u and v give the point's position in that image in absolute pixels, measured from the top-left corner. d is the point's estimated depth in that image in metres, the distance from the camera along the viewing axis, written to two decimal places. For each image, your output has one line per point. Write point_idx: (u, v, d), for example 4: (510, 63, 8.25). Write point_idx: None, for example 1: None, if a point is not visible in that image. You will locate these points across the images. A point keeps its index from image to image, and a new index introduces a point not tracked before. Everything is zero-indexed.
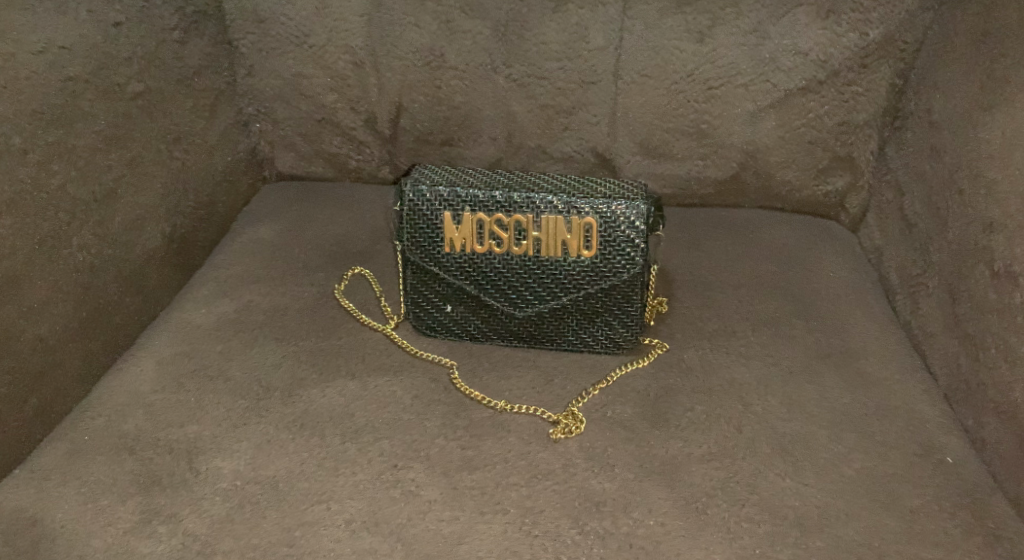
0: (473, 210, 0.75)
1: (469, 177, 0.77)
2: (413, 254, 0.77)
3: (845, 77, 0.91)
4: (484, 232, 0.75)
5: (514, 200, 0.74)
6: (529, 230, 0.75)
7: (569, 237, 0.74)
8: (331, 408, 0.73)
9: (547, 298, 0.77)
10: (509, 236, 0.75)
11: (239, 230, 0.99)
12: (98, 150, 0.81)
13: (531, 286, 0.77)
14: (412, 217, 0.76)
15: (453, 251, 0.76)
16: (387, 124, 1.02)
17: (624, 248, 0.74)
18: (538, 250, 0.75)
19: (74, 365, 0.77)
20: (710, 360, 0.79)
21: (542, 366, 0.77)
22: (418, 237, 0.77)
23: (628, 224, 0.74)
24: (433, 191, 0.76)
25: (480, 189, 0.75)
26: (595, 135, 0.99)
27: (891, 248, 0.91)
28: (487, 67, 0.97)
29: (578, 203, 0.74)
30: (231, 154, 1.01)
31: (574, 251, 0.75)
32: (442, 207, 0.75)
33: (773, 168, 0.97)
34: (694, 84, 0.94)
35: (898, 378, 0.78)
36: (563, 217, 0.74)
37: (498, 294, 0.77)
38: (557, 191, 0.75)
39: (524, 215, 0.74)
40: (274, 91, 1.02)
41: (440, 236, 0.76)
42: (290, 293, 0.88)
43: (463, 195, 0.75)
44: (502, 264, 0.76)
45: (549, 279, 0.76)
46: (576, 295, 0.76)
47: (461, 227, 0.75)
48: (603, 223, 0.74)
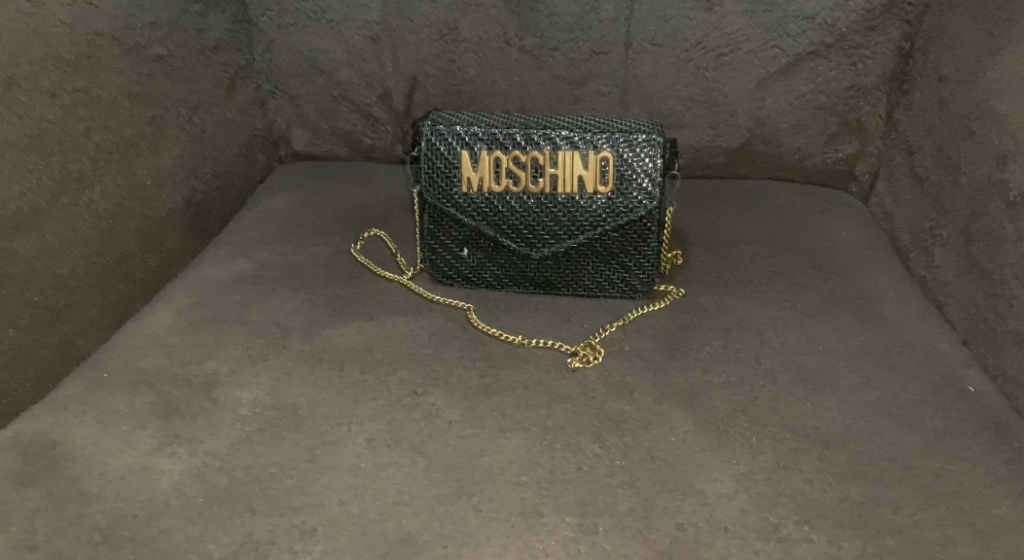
0: (490, 149, 0.76)
1: (486, 118, 0.78)
2: (431, 196, 0.78)
3: (852, 41, 0.93)
4: (501, 171, 0.76)
5: (530, 137, 0.76)
6: (546, 166, 0.76)
7: (586, 173, 0.76)
8: (349, 344, 0.74)
9: (564, 239, 0.77)
10: (526, 175, 0.77)
11: (256, 201, 1.01)
12: (121, 104, 0.82)
13: (548, 227, 0.77)
14: (430, 157, 0.77)
15: (470, 192, 0.77)
16: (402, 99, 1.04)
17: (640, 184, 0.75)
18: (555, 188, 0.76)
19: (93, 309, 0.77)
20: (725, 303, 0.79)
21: (559, 308, 0.77)
22: (436, 178, 0.78)
23: (644, 159, 0.75)
24: (450, 131, 0.77)
25: (497, 127, 0.76)
26: (606, 105, 1.01)
27: (903, 207, 0.91)
28: (500, 40, 0.99)
29: (594, 138, 0.75)
30: (249, 128, 1.02)
31: (590, 188, 0.76)
32: (459, 146, 0.77)
33: (782, 134, 0.99)
34: (704, 52, 0.96)
35: (914, 319, 0.78)
36: (580, 152, 0.75)
37: (515, 235, 0.78)
38: (574, 128, 0.76)
39: (541, 152, 0.76)
40: (292, 68, 1.04)
41: (457, 176, 0.77)
42: (307, 251, 0.89)
43: (480, 134, 0.76)
44: (519, 204, 0.77)
45: (566, 219, 0.77)
46: (592, 235, 0.77)
47: (479, 166, 0.77)
48: (619, 158, 0.75)
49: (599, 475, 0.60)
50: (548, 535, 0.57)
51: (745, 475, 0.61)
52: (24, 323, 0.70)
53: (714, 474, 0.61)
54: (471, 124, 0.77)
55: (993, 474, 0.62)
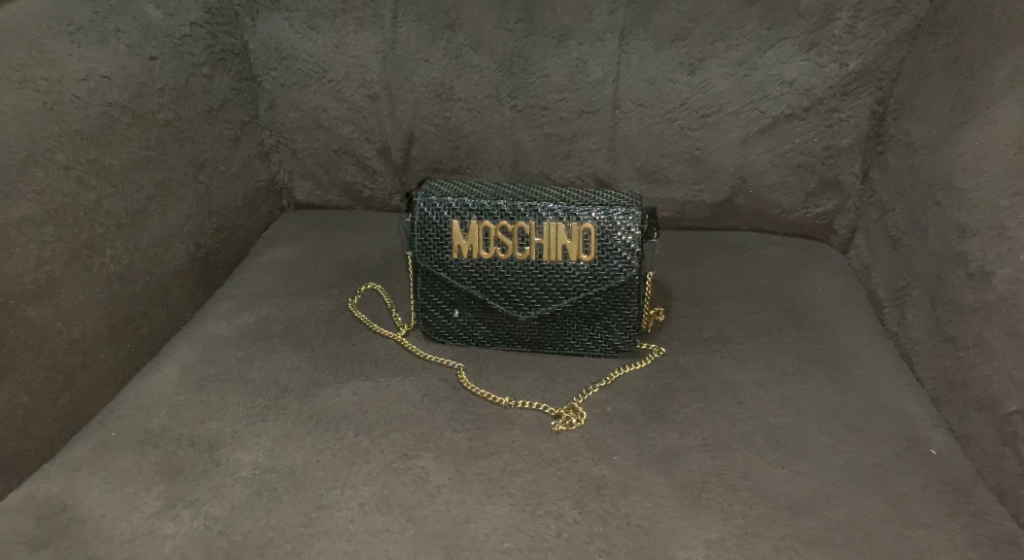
0: (479, 219, 0.80)
1: (476, 188, 0.82)
2: (424, 260, 0.82)
3: (829, 104, 0.97)
4: (489, 239, 0.81)
5: (517, 208, 0.80)
6: (532, 236, 0.80)
7: (569, 242, 0.79)
8: (346, 405, 0.78)
9: (549, 302, 0.81)
10: (513, 243, 0.81)
11: (260, 252, 1.05)
12: (131, 171, 0.87)
13: (534, 291, 0.81)
14: (423, 225, 0.81)
15: (461, 258, 0.81)
16: (400, 153, 1.08)
17: (622, 252, 0.79)
18: (540, 255, 0.80)
19: (103, 369, 0.81)
20: (705, 362, 0.83)
21: (546, 368, 0.81)
22: (428, 244, 0.82)
23: (624, 230, 0.79)
24: (442, 201, 0.81)
25: (486, 198, 0.81)
26: (596, 161, 1.05)
27: (879, 264, 0.95)
28: (493, 99, 1.03)
29: (577, 210, 0.79)
30: (252, 182, 1.07)
31: (574, 256, 0.80)
32: (450, 216, 0.81)
33: (764, 190, 1.02)
34: (688, 113, 1.00)
35: (885, 379, 0.82)
36: (564, 224, 0.79)
37: (503, 298, 0.82)
38: (558, 200, 0.80)
39: (527, 222, 0.80)
40: (293, 123, 1.08)
41: (448, 243, 0.81)
42: (307, 306, 0.93)
43: (470, 205, 0.80)
44: (507, 269, 0.81)
45: (551, 284, 0.81)
46: (576, 299, 0.81)
47: (469, 234, 0.81)
48: (601, 228, 0.79)
49: (578, 542, 0.65)
50: None
51: (716, 541, 0.65)
52: (38, 387, 0.74)
53: (687, 541, 0.65)
54: (462, 195, 0.81)
55: (950, 541, 0.66)
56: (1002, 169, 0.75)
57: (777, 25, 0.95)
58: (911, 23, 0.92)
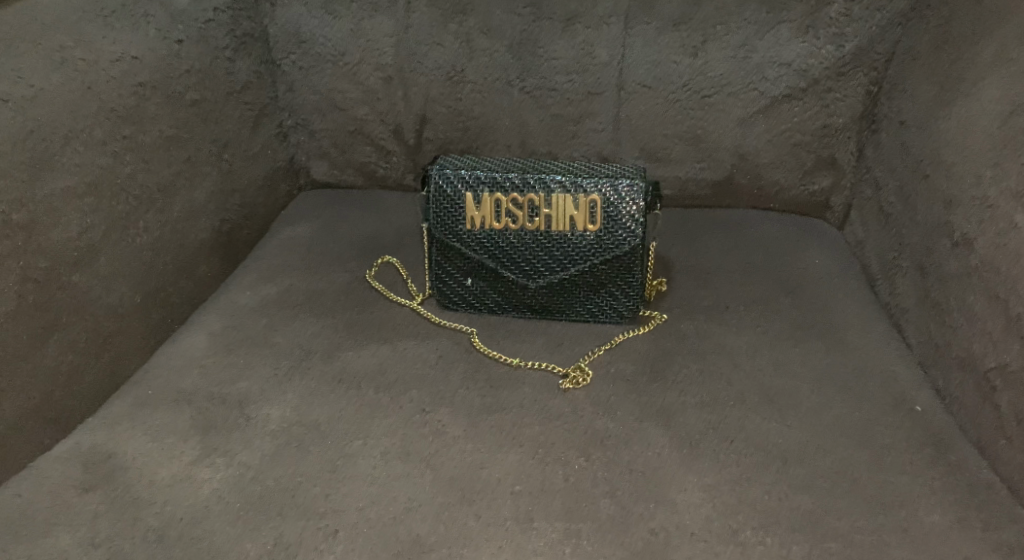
0: (491, 191, 0.84)
1: (488, 163, 0.86)
2: (439, 231, 0.86)
3: (825, 85, 1.02)
4: (501, 210, 0.84)
5: (527, 180, 0.84)
6: (541, 207, 0.84)
7: (576, 213, 0.83)
8: (365, 367, 0.83)
9: (557, 271, 0.85)
10: (523, 214, 0.84)
11: (280, 229, 1.10)
12: (161, 147, 0.92)
13: (543, 260, 0.85)
14: (437, 198, 0.85)
15: (474, 228, 0.85)
16: (413, 134, 1.13)
17: (626, 222, 0.83)
18: (549, 226, 0.84)
19: (137, 334, 0.87)
20: (704, 329, 0.88)
21: (553, 333, 0.86)
22: (443, 216, 0.86)
23: (628, 202, 0.83)
24: (456, 174, 0.85)
25: (497, 172, 0.84)
26: (600, 141, 1.09)
27: (872, 239, 1.00)
28: (503, 81, 1.08)
29: (584, 183, 0.83)
30: (272, 162, 1.12)
31: (581, 226, 0.84)
32: (464, 188, 0.84)
33: (762, 169, 1.07)
34: (689, 94, 1.05)
35: (874, 345, 0.87)
36: (571, 195, 0.83)
37: (514, 267, 0.86)
38: (566, 173, 0.84)
39: (536, 194, 0.84)
40: (312, 106, 1.13)
41: (462, 214, 0.85)
42: (326, 278, 0.98)
43: (483, 178, 0.84)
44: (517, 239, 0.85)
45: (559, 254, 0.85)
46: (582, 267, 0.85)
47: (481, 206, 0.85)
48: (606, 200, 0.83)
49: (584, 486, 0.69)
50: (537, 537, 0.66)
51: (712, 486, 0.70)
52: (80, 346, 0.80)
53: (685, 485, 0.70)
54: (474, 169, 0.85)
55: (930, 487, 0.70)
56: (983, 142, 0.80)
57: (775, 9, 1.00)
58: (904, 7, 0.97)
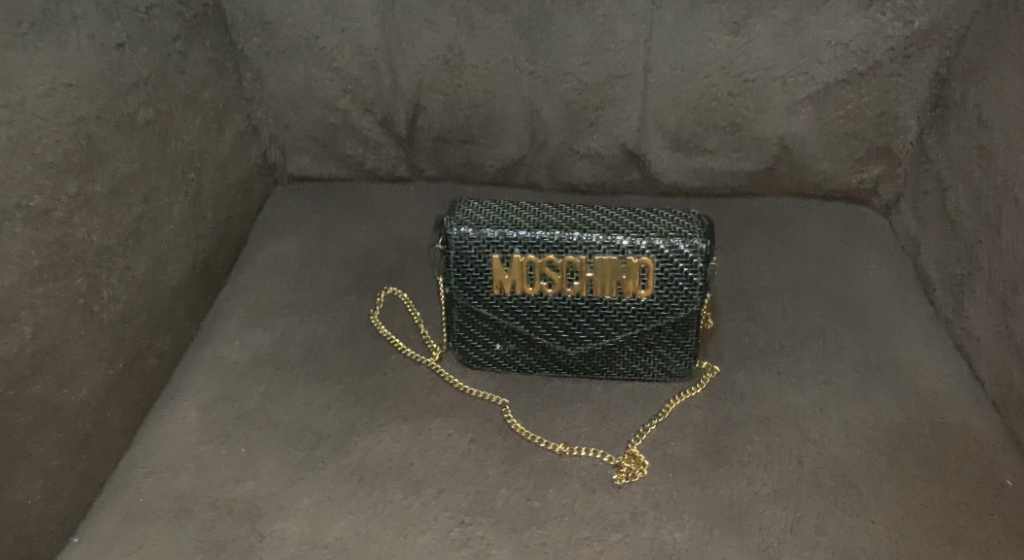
0: (523, 253, 0.73)
1: (517, 215, 0.75)
2: (462, 296, 0.76)
3: (886, 69, 0.88)
4: (534, 274, 0.74)
5: (565, 241, 0.73)
6: (582, 271, 0.73)
7: (624, 278, 0.73)
8: (388, 458, 0.72)
9: (601, 337, 0.75)
10: (560, 277, 0.74)
11: (260, 244, 0.96)
12: (118, 192, 0.77)
13: (584, 325, 0.75)
14: (460, 259, 0.74)
15: (504, 293, 0.75)
16: (405, 125, 0.98)
17: (682, 286, 0.73)
18: (590, 290, 0.74)
19: (116, 422, 0.75)
20: (760, 383, 0.79)
21: (597, 400, 0.76)
22: (467, 279, 0.75)
23: (682, 263, 0.72)
24: (480, 233, 0.74)
25: (529, 230, 0.73)
26: (624, 131, 0.95)
27: (930, 244, 0.90)
28: (510, 64, 0.93)
29: (633, 243, 0.72)
30: (244, 164, 0.96)
31: (629, 291, 0.74)
32: (491, 250, 0.74)
33: (808, 160, 0.94)
34: (727, 77, 0.90)
35: (946, 393, 0.79)
36: (618, 258, 0.72)
37: (550, 333, 0.76)
38: (611, 230, 0.73)
39: (577, 255, 0.73)
40: (284, 95, 0.97)
41: (489, 278, 0.74)
42: (326, 321, 0.86)
43: (512, 238, 0.73)
44: (555, 304, 0.75)
45: (601, 316, 0.75)
46: (630, 332, 0.75)
47: (512, 269, 0.74)
48: (657, 261, 0.72)
49: None
50: None
51: None
52: (54, 462, 0.68)
53: None
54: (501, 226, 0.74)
55: None
56: None
57: None
58: None
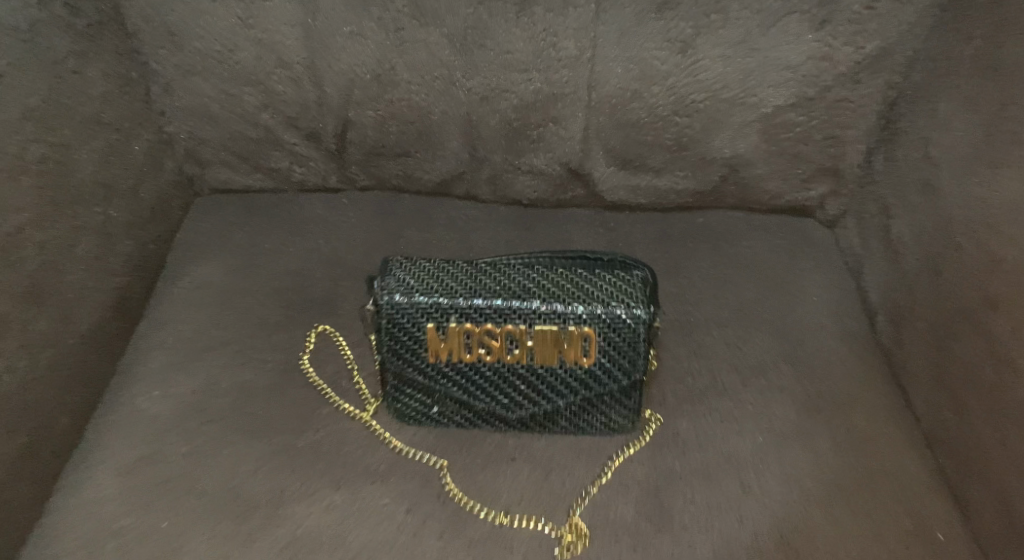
0: (459, 322, 0.72)
1: (451, 281, 0.74)
2: (396, 362, 0.75)
3: (836, 93, 0.85)
4: (471, 342, 0.73)
5: (503, 309, 0.72)
6: (522, 339, 0.73)
7: (566, 346, 0.73)
8: (321, 530, 0.70)
9: (542, 400, 0.75)
10: (499, 345, 0.73)
11: (179, 270, 0.90)
12: (12, 246, 0.71)
13: (524, 390, 0.75)
14: (394, 328, 0.73)
15: (440, 361, 0.74)
16: (333, 139, 0.92)
17: (624, 351, 0.73)
18: (530, 358, 0.74)
19: (24, 496, 0.70)
20: (703, 430, 0.77)
21: (539, 459, 0.75)
22: (402, 347, 0.74)
23: (624, 332, 0.72)
24: (413, 300, 0.73)
25: (465, 297, 0.72)
26: (566, 148, 0.90)
27: (873, 268, 0.88)
28: (445, 79, 0.87)
29: (573, 311, 0.72)
30: (157, 182, 0.90)
31: (571, 359, 0.73)
32: (425, 319, 0.73)
33: (755, 179, 0.91)
34: (673, 98, 0.86)
35: (885, 433, 0.79)
36: (559, 326, 0.72)
37: (490, 398, 0.75)
38: (550, 297, 0.72)
39: (516, 324, 0.72)
40: (200, 108, 0.89)
41: (425, 347, 0.74)
42: (254, 365, 0.82)
43: (447, 306, 0.72)
44: (494, 371, 0.74)
45: (542, 382, 0.75)
46: (572, 396, 0.75)
47: (448, 337, 0.73)
48: (599, 330, 0.72)
49: None
50: None
51: None
52: None
53: None
54: (435, 291, 0.73)
55: None
56: None
57: None
58: None
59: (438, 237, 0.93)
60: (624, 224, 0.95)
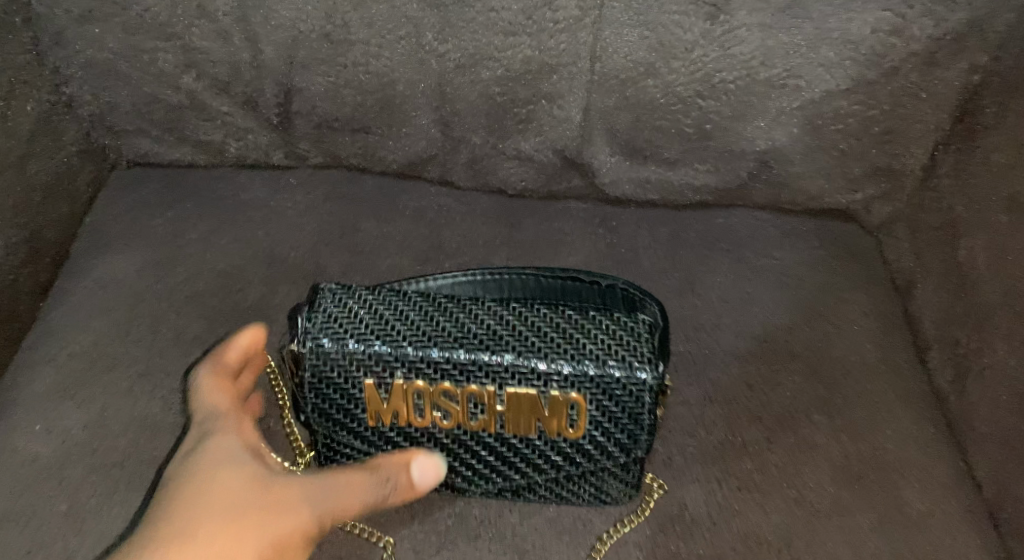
0: (407, 380, 0.58)
1: (399, 324, 0.59)
2: (325, 426, 0.60)
3: (904, 77, 0.67)
4: (423, 405, 0.59)
5: (466, 367, 0.58)
6: (489, 404, 0.59)
7: (548, 416, 0.59)
8: None
9: (514, 476, 0.61)
10: (460, 410, 0.59)
11: (82, 266, 0.73)
12: None
13: (491, 464, 0.61)
14: (322, 382, 0.59)
15: (381, 426, 0.60)
16: (274, 110, 0.74)
17: (621, 423, 0.59)
18: (500, 425, 0.59)
19: None
20: (716, 505, 0.63)
21: (511, 538, 0.61)
22: (332, 406, 0.60)
23: (623, 399, 0.58)
24: (346, 348, 0.58)
25: (415, 347, 0.58)
26: (561, 132, 0.73)
27: (927, 292, 0.71)
28: (411, 41, 0.69)
29: (557, 371, 0.58)
30: (55, 156, 0.72)
31: (555, 431, 0.59)
32: (364, 374, 0.58)
33: (792, 179, 0.74)
34: (696, 76, 0.68)
35: (942, 511, 0.63)
36: (539, 391, 0.58)
37: (449, 470, 0.61)
38: (528, 351, 0.58)
39: (482, 386, 0.58)
40: (106, 65, 0.72)
41: (364, 408, 0.59)
42: (163, 396, 0.66)
43: (393, 359, 0.58)
44: (452, 440, 0.60)
45: (514, 455, 0.61)
46: (551, 473, 0.61)
47: (392, 399, 0.59)
48: (591, 397, 0.58)
49: None
50: None
51: None
52: None
53: None
54: (376, 337, 0.58)
55: None
56: None
57: None
58: None
59: (401, 234, 0.76)
60: (629, 225, 0.78)
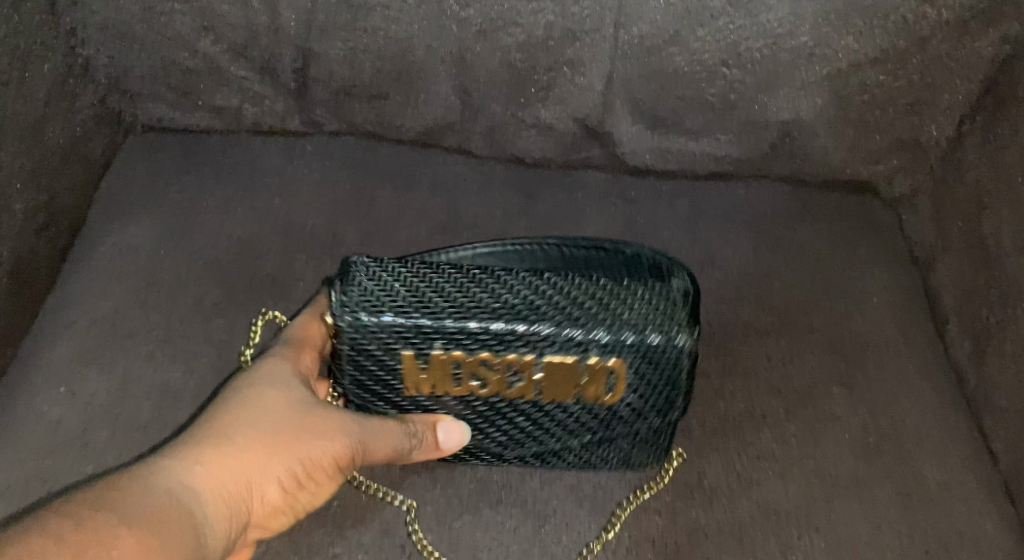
0: (445, 350, 0.58)
1: (435, 294, 0.58)
2: (363, 393, 0.61)
3: (931, 47, 0.67)
4: (461, 374, 0.59)
5: (505, 338, 0.58)
6: (528, 372, 0.59)
7: (586, 382, 0.59)
8: None
9: (549, 440, 0.62)
10: (498, 378, 0.59)
11: (100, 232, 0.73)
12: None
13: (526, 429, 0.62)
14: (359, 353, 0.59)
15: (419, 393, 0.60)
16: (292, 75, 0.73)
17: (658, 386, 0.60)
18: (537, 393, 0.60)
19: None
20: (735, 475, 0.63)
21: (531, 504, 0.61)
22: (370, 376, 0.60)
23: (663, 366, 0.59)
24: (383, 320, 0.58)
25: (454, 319, 0.58)
26: (582, 101, 0.72)
27: (948, 267, 0.70)
28: (434, 6, 0.68)
29: (595, 340, 0.58)
30: (72, 120, 0.71)
31: (591, 396, 0.60)
32: (403, 346, 0.58)
33: (815, 151, 0.73)
34: (722, 44, 0.68)
35: (962, 484, 0.63)
36: (577, 359, 0.58)
37: (484, 433, 0.62)
38: (566, 321, 0.58)
39: (521, 355, 0.58)
40: (123, 27, 0.71)
41: (402, 377, 0.60)
42: (183, 362, 0.66)
43: (431, 331, 0.58)
44: (488, 405, 0.61)
45: (550, 418, 0.61)
46: (585, 436, 0.62)
47: (430, 369, 0.59)
48: (630, 364, 0.59)
49: None
50: None
51: None
52: None
53: None
54: (413, 309, 0.58)
55: None
56: None
57: None
58: None
59: (418, 202, 0.76)
60: (647, 196, 0.77)
